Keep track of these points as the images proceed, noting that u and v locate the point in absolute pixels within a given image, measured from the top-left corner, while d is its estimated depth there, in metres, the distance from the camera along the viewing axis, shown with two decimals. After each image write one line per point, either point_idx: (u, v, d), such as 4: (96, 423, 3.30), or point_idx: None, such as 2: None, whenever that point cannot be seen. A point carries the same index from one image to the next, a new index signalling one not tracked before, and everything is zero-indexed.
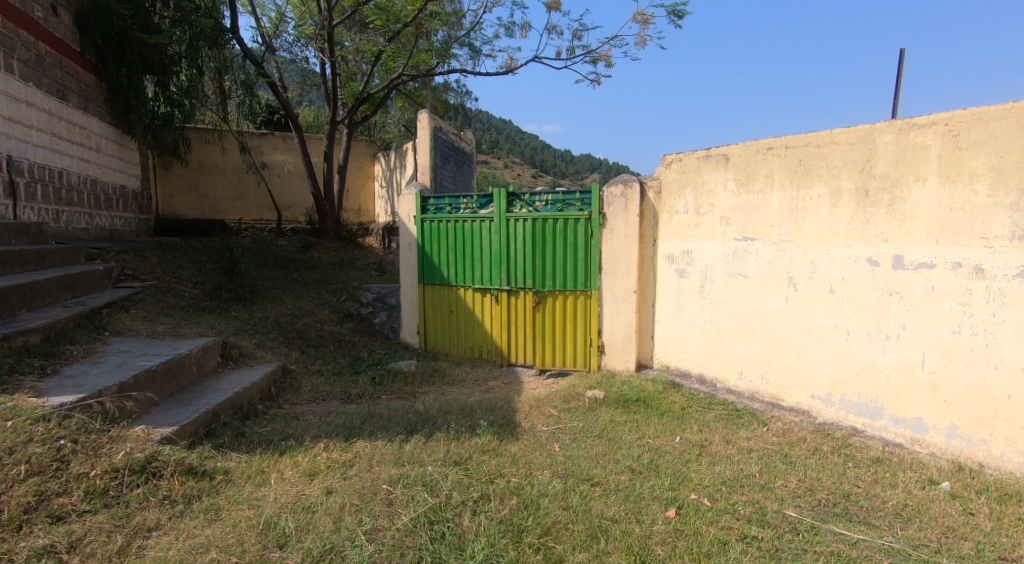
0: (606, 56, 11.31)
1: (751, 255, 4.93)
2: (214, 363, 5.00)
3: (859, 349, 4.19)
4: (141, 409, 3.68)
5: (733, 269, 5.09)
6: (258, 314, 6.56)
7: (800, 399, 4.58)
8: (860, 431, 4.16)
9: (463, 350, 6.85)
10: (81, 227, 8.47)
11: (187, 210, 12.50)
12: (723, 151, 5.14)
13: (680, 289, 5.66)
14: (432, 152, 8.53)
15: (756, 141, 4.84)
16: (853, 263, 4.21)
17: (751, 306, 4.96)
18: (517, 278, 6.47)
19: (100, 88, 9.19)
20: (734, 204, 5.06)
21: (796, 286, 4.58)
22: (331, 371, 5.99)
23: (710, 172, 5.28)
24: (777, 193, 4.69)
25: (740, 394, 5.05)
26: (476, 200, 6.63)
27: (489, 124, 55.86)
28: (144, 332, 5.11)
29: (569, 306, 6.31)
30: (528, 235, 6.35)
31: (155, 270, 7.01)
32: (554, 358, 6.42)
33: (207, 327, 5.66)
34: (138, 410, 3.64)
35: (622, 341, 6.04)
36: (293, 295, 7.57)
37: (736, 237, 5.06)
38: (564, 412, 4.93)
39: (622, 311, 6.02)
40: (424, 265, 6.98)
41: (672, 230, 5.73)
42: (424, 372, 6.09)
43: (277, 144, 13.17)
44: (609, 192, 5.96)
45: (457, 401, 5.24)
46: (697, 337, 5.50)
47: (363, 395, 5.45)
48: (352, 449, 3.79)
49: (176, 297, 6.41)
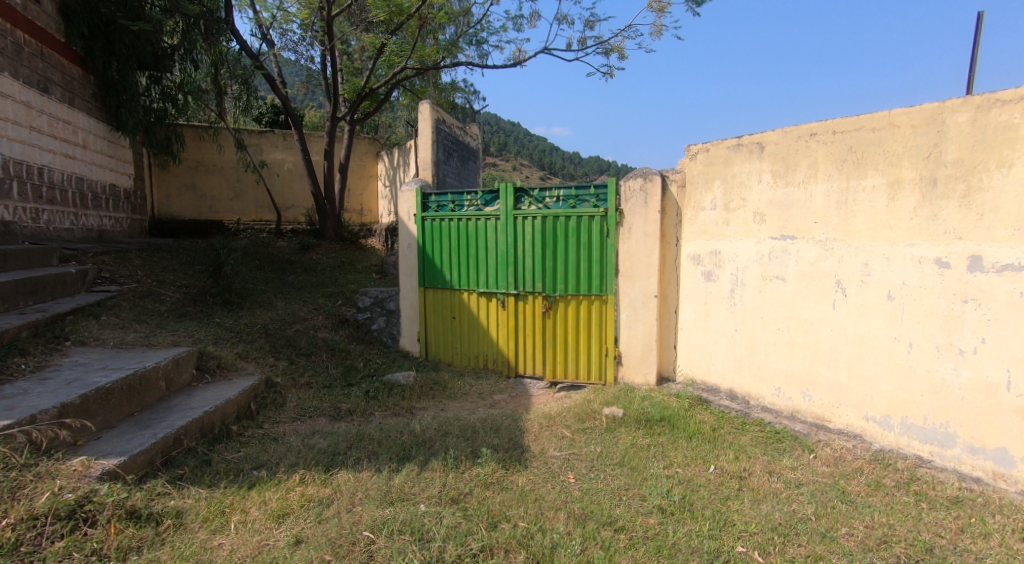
0: (619, 48, 10.80)
1: (791, 255, 4.38)
2: (188, 378, 4.47)
3: (924, 365, 3.60)
4: (84, 437, 3.15)
5: (769, 271, 4.54)
6: (245, 321, 6.04)
7: (850, 420, 3.99)
8: (927, 461, 3.58)
9: (467, 360, 6.30)
10: (63, 228, 7.99)
11: (184, 210, 12.09)
12: (758, 139, 4.59)
13: (706, 294, 5.10)
14: (434, 146, 7.98)
15: (796, 126, 4.30)
16: (917, 265, 3.63)
17: (790, 314, 4.39)
18: (525, 282, 5.92)
19: (88, 81, 8.74)
20: (770, 199, 4.52)
21: (846, 291, 4.01)
22: (322, 385, 5.45)
23: (742, 163, 4.73)
24: (823, 185, 4.14)
25: (777, 412, 4.47)
26: (481, 196, 6.09)
27: (496, 127, 55.44)
28: (111, 342, 4.58)
29: (583, 312, 5.74)
30: (537, 234, 5.80)
31: (136, 273, 6.50)
32: (566, 369, 5.85)
33: (185, 335, 5.13)
34: (78, 439, 3.10)
35: (642, 351, 5.47)
36: (285, 299, 7.03)
37: (773, 235, 4.51)
38: (579, 433, 4.36)
39: (641, 317, 5.46)
40: (425, 266, 6.44)
41: (698, 229, 5.18)
42: (423, 385, 5.54)
43: (277, 142, 12.68)
44: (627, 186, 5.41)
45: (459, 419, 4.68)
46: (726, 347, 4.93)
47: (354, 412, 4.91)
48: (332, 483, 3.24)
49: (155, 302, 5.90)
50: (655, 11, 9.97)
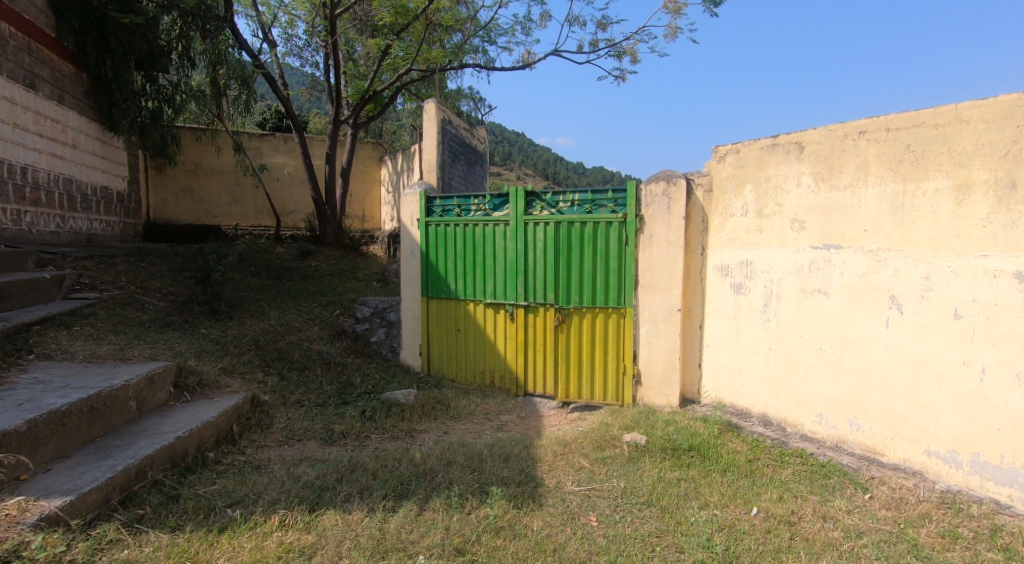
0: (632, 51, 10.42)
1: (836, 266, 3.95)
2: (163, 397, 4.03)
3: (1000, 395, 3.18)
4: (14, 478, 2.73)
5: (809, 284, 4.11)
6: (233, 332, 5.59)
7: (907, 455, 3.55)
8: (1006, 506, 3.14)
9: (472, 377, 5.84)
10: (48, 231, 7.60)
11: (181, 215, 11.72)
12: (797, 139, 4.16)
13: (736, 308, 4.65)
14: (439, 147, 7.55)
15: (842, 123, 3.88)
16: (991, 279, 3.22)
17: (834, 332, 3.95)
18: (536, 293, 5.48)
19: (79, 79, 8.36)
20: (811, 204, 4.10)
21: (902, 308, 3.58)
22: (315, 403, 5.01)
23: (778, 166, 4.31)
24: (874, 188, 3.72)
25: (819, 442, 4.02)
26: (489, 200, 5.67)
27: (501, 137, 55.26)
28: (81, 355, 4.15)
29: (598, 326, 5.28)
30: (549, 242, 5.37)
31: (120, 279, 6.07)
32: (580, 388, 5.39)
33: (165, 348, 4.68)
34: (7, 483, 2.69)
35: (664, 370, 5.01)
36: (279, 308, 6.58)
37: (814, 244, 4.08)
38: (599, 465, 3.89)
39: (663, 333, 5.00)
40: (428, 275, 6.00)
41: (726, 237, 4.74)
42: (425, 405, 5.08)
43: (278, 145, 12.29)
44: (648, 191, 4.98)
45: (465, 446, 4.22)
46: (759, 367, 4.48)
47: (349, 435, 4.46)
48: (317, 528, 2.84)
49: (137, 311, 5.46)
50: (670, 12, 9.58)
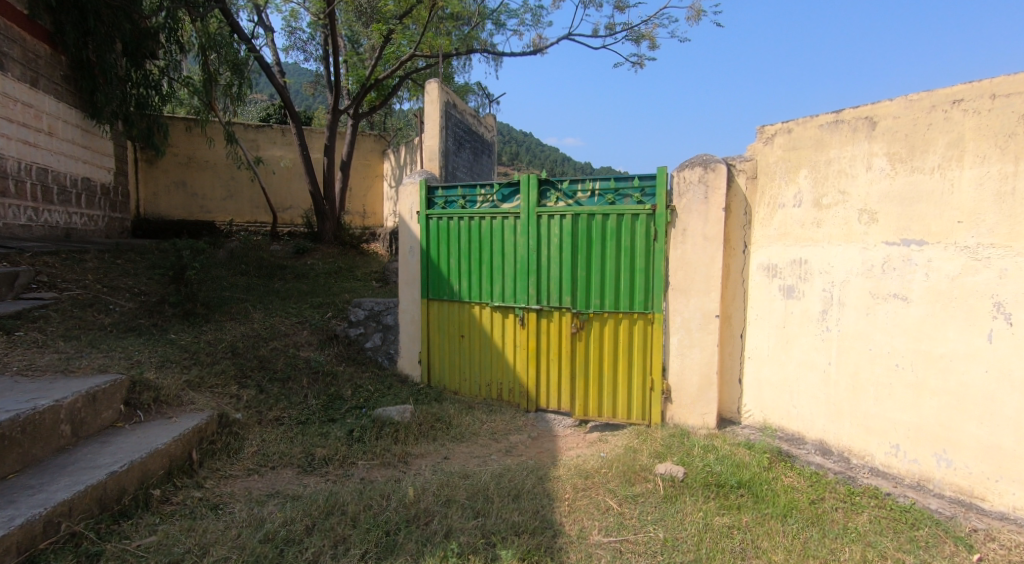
0: (651, 35, 9.71)
1: (918, 266, 3.30)
2: (110, 417, 3.39)
3: None
4: None
5: (882, 288, 3.45)
6: (208, 338, 4.92)
7: (1018, 502, 2.95)
8: None
9: (477, 390, 5.17)
10: (16, 224, 7.00)
11: (172, 210, 11.12)
12: (867, 113, 3.51)
13: (785, 316, 3.98)
14: (443, 134, 6.88)
15: (927, 93, 3.26)
16: None
17: (915, 347, 3.31)
18: (551, 295, 4.80)
19: (57, 61, 7.72)
20: (884, 192, 3.44)
21: (1011, 319, 2.96)
22: (296, 421, 4.34)
23: (842, 146, 3.65)
24: (971, 170, 3.09)
25: (895, 478, 3.37)
26: (497, 190, 5.00)
27: (507, 136, 54.52)
28: (14, 367, 3.52)
29: (622, 333, 4.59)
30: (566, 237, 4.69)
31: (86, 276, 5.43)
32: (600, 404, 4.70)
33: (121, 357, 4.04)
34: None
35: (699, 386, 4.33)
36: (264, 310, 5.92)
37: (889, 239, 3.43)
38: (630, 505, 3.22)
39: (698, 342, 4.32)
40: (429, 274, 5.34)
41: (774, 231, 4.06)
42: (422, 423, 4.41)
43: (276, 137, 11.67)
44: (681, 178, 4.30)
45: (467, 477, 3.54)
46: (815, 386, 3.82)
47: (332, 461, 3.80)
48: None
49: (98, 314, 4.81)
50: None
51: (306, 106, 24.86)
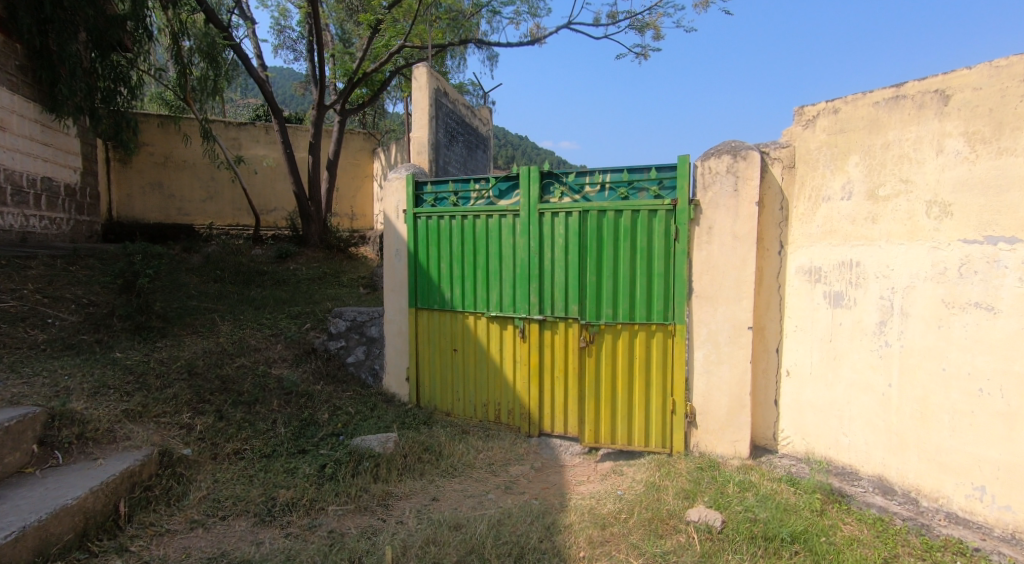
0: (655, 24, 9.13)
1: (1008, 269, 2.71)
2: (14, 463, 2.79)
3: None
4: None
5: (961, 296, 2.86)
6: (162, 356, 4.27)
7: None
8: None
9: (472, 410, 4.53)
10: None
11: (148, 213, 10.43)
12: (937, 86, 2.93)
13: (833, 327, 3.36)
14: (432, 125, 6.27)
15: (1016, 58, 2.68)
16: None
17: (1006, 367, 2.71)
18: (555, 304, 4.19)
19: (11, 51, 7.06)
20: (961, 181, 2.85)
21: None
22: (260, 454, 3.66)
23: (903, 127, 3.07)
24: None
25: (981, 528, 2.77)
26: (493, 184, 4.38)
27: (502, 139, 53.88)
28: None
29: (638, 347, 3.96)
30: (572, 237, 4.08)
31: (26, 286, 4.77)
32: (613, 430, 4.07)
33: (46, 384, 3.39)
34: None
35: (730, 409, 3.71)
36: (233, 322, 5.27)
37: (967, 236, 2.84)
38: None
39: (727, 359, 3.71)
40: (417, 280, 4.71)
41: (818, 228, 3.45)
42: (408, 455, 3.77)
43: (258, 135, 11.06)
44: (707, 168, 3.69)
45: (460, 528, 2.90)
46: (871, 412, 3.20)
47: (297, 507, 3.15)
48: None
49: (31, 330, 4.18)
50: None
51: (296, 108, 24.24)
